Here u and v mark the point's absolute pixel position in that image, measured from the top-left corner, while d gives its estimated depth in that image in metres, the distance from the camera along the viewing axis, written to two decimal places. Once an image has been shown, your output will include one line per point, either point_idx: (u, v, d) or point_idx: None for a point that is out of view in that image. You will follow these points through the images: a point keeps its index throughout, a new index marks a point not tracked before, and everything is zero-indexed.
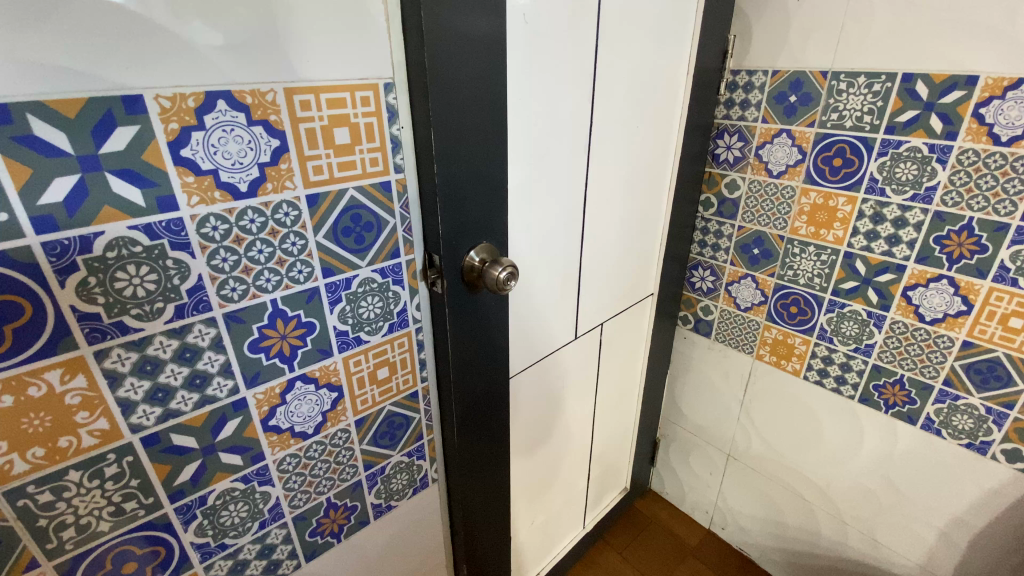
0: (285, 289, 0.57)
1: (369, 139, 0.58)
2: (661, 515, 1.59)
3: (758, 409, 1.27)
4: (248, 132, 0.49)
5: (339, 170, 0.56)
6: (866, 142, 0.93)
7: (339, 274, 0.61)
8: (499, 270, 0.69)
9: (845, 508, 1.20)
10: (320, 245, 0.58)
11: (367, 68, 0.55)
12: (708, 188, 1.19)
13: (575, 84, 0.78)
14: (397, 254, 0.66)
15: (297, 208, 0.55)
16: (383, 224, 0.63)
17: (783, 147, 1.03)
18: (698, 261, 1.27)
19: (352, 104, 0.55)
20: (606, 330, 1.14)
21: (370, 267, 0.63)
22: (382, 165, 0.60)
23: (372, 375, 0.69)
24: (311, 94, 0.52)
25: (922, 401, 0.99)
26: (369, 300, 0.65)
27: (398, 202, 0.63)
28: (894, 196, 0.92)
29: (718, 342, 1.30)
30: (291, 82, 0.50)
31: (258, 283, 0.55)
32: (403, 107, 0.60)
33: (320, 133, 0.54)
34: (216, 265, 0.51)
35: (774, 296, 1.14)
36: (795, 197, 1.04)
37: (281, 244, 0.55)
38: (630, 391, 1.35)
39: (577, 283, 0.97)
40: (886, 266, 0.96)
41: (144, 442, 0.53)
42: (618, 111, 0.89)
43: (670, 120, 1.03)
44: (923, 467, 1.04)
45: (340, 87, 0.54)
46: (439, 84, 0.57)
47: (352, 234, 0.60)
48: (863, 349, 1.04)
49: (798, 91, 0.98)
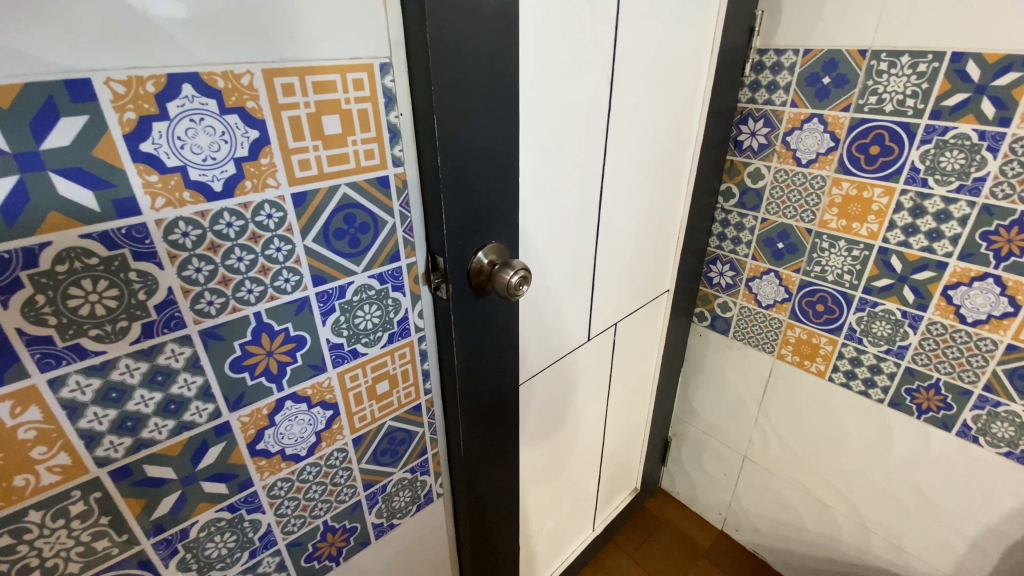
0: (269, 300, 0.50)
1: (363, 128, 0.51)
2: (673, 515, 1.54)
3: (777, 410, 1.21)
4: (221, 122, 0.42)
5: (329, 165, 0.49)
6: (907, 128, 0.85)
7: (332, 281, 0.54)
8: (510, 273, 0.63)
9: (868, 513, 1.14)
10: (308, 250, 0.51)
11: (361, 46, 0.48)
12: (729, 177, 1.11)
13: (593, 65, 0.70)
14: (397, 257, 0.59)
15: (282, 209, 0.48)
16: (382, 224, 0.56)
17: (814, 133, 0.95)
18: (717, 254, 1.20)
19: (343, 88, 0.48)
20: (620, 329, 1.07)
21: (367, 273, 0.57)
22: (379, 157, 0.53)
23: (370, 390, 0.63)
24: (295, 76, 0.45)
25: (959, 406, 0.93)
26: (366, 309, 0.58)
27: (398, 199, 0.56)
28: (937, 187, 0.85)
29: (737, 341, 1.23)
30: (271, 63, 0.43)
31: (239, 294, 0.48)
32: (402, 91, 0.52)
33: (307, 122, 0.47)
34: (188, 276, 0.44)
35: (798, 294, 1.07)
36: (826, 188, 0.97)
37: (265, 250, 0.48)
38: (642, 392, 1.29)
39: (591, 282, 0.90)
40: (925, 263, 0.89)
41: (114, 476, 0.47)
42: (638, 96, 0.81)
43: (692, 104, 0.95)
44: (956, 475, 0.98)
45: (329, 68, 0.46)
46: (443, 66, 0.50)
47: (346, 236, 0.53)
48: (896, 351, 0.98)
49: (833, 72, 0.90)
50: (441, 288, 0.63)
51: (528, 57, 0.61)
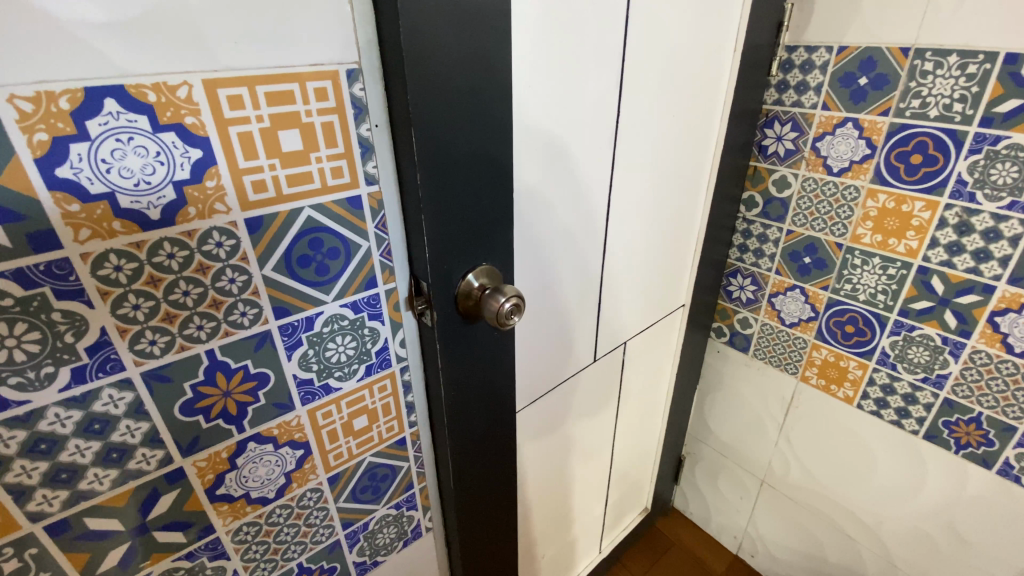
0: (224, 336, 0.45)
1: (328, 143, 0.45)
2: (684, 536, 1.47)
3: (799, 435, 1.13)
4: (155, 141, 0.37)
5: (289, 187, 0.44)
6: (954, 136, 0.76)
7: (297, 313, 0.48)
8: (501, 300, 0.56)
9: (896, 551, 1.05)
10: (267, 280, 0.45)
11: (324, 51, 0.42)
12: (752, 185, 1.03)
13: (599, 67, 0.63)
14: (373, 283, 0.53)
15: (235, 237, 0.42)
16: (354, 249, 0.50)
17: (847, 139, 0.86)
18: (737, 267, 1.12)
19: (302, 100, 0.42)
20: (630, 348, 1.00)
21: (338, 302, 0.51)
22: (349, 176, 0.47)
23: (346, 426, 0.58)
24: (243, 87, 0.39)
25: (1003, 444, 0.84)
26: (338, 341, 0.53)
27: (373, 221, 0.50)
28: (986, 203, 0.75)
29: (757, 359, 1.15)
30: (213, 72, 0.37)
31: (187, 331, 0.43)
32: (375, 101, 0.46)
33: (260, 138, 0.41)
34: (125, 315, 0.39)
35: (826, 313, 0.99)
36: (860, 200, 0.88)
37: (215, 282, 0.43)
38: (654, 410, 1.22)
39: (597, 301, 0.84)
40: (970, 286, 0.80)
41: (51, 531, 0.43)
42: (651, 100, 0.74)
43: (711, 108, 0.87)
44: (998, 518, 0.89)
45: (283, 76, 0.41)
46: (421, 72, 0.44)
47: (312, 263, 0.47)
48: (933, 380, 0.89)
49: (870, 72, 0.81)
50: (425, 316, 0.57)
51: (523, 59, 0.55)
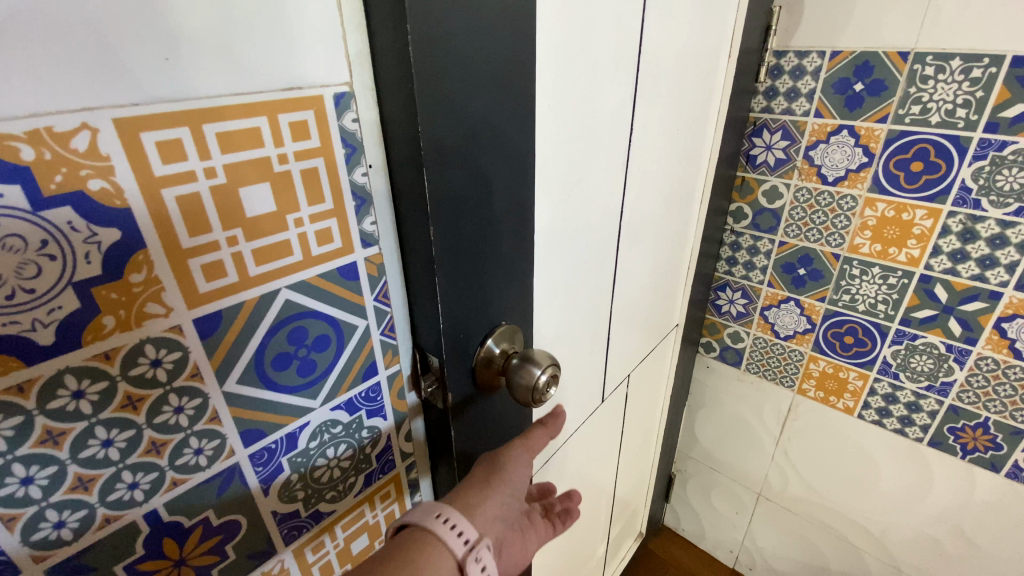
0: (171, 487, 0.31)
1: (310, 198, 0.32)
2: (679, 555, 1.41)
3: (798, 447, 1.10)
4: (39, 224, 0.23)
5: (256, 267, 0.30)
6: (957, 143, 0.73)
7: (275, 432, 0.35)
8: (536, 371, 0.45)
9: (901, 556, 1.04)
10: (230, 397, 0.32)
11: (303, 70, 0.29)
12: (739, 196, 0.98)
13: (617, 77, 0.53)
14: (373, 370, 0.40)
15: (182, 347, 0.29)
16: (348, 333, 0.37)
17: (843, 147, 0.83)
18: (725, 280, 1.07)
19: (272, 142, 0.29)
20: (632, 379, 0.92)
21: (329, 405, 0.38)
22: (340, 239, 0.34)
23: (343, 553, 0.44)
24: (184, 127, 0.26)
25: (1010, 447, 0.84)
26: (330, 455, 0.39)
27: (372, 292, 0.37)
28: (993, 210, 0.74)
29: (750, 374, 1.11)
30: (132, 108, 0.24)
31: (113, 496, 0.29)
32: (371, 133, 0.34)
33: (210, 199, 0.27)
34: (8, 496, 0.25)
35: (823, 324, 0.96)
36: (857, 209, 0.85)
37: (152, 418, 0.29)
38: (649, 436, 1.15)
39: (606, 338, 0.74)
40: (975, 293, 0.79)
41: None
42: (660, 111, 0.65)
43: (707, 118, 0.80)
44: (1006, 519, 0.89)
45: (243, 109, 0.27)
46: (437, 99, 0.32)
47: (292, 361, 0.34)
48: (938, 388, 0.87)
49: (867, 77, 0.77)
50: (437, 403, 0.44)
51: (549, 70, 0.43)
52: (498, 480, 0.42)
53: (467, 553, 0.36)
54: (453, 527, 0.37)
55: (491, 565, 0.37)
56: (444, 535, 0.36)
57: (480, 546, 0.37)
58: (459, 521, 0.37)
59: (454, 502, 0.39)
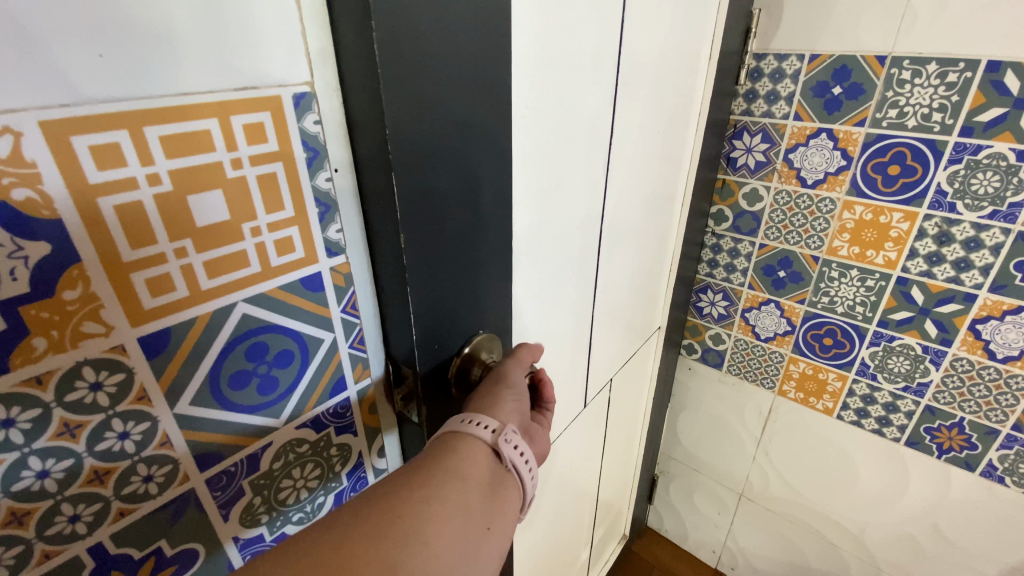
0: (117, 518, 0.29)
1: (268, 206, 0.30)
2: (662, 556, 1.41)
3: (779, 448, 1.10)
4: None
5: (209, 280, 0.28)
6: (933, 146, 0.74)
7: (234, 455, 0.33)
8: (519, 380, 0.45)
9: (880, 554, 1.06)
10: (183, 420, 0.29)
11: (258, 69, 0.27)
12: (720, 199, 0.97)
13: (597, 80, 0.52)
14: (342, 385, 0.38)
15: (125, 368, 0.26)
16: (313, 347, 0.35)
17: (821, 150, 0.83)
18: (707, 282, 1.06)
19: (224, 146, 0.27)
20: (614, 382, 0.91)
21: (293, 423, 0.35)
22: (302, 249, 0.32)
23: None
24: (123, 130, 0.23)
25: (985, 446, 0.85)
26: (296, 474, 0.37)
27: (339, 304, 0.35)
28: (967, 213, 0.74)
29: (731, 375, 1.11)
30: (62, 109, 0.22)
31: (52, 531, 0.27)
32: (335, 136, 0.32)
33: (154, 207, 0.25)
34: None
35: (803, 326, 0.96)
36: (836, 212, 0.85)
37: (95, 445, 0.27)
38: (632, 439, 1.14)
39: (587, 343, 0.73)
40: (951, 295, 0.80)
41: None
42: (640, 114, 0.64)
43: (688, 120, 0.79)
44: (981, 517, 0.90)
45: (191, 110, 0.25)
46: (406, 101, 0.30)
47: (252, 380, 0.32)
48: (914, 388, 0.88)
49: (845, 81, 0.77)
50: (412, 416, 0.42)
51: (526, 70, 0.42)
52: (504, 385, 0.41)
53: (496, 440, 0.37)
54: (478, 423, 0.38)
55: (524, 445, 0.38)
56: (472, 431, 0.37)
57: (508, 432, 0.38)
58: (482, 417, 0.38)
59: (471, 406, 0.40)
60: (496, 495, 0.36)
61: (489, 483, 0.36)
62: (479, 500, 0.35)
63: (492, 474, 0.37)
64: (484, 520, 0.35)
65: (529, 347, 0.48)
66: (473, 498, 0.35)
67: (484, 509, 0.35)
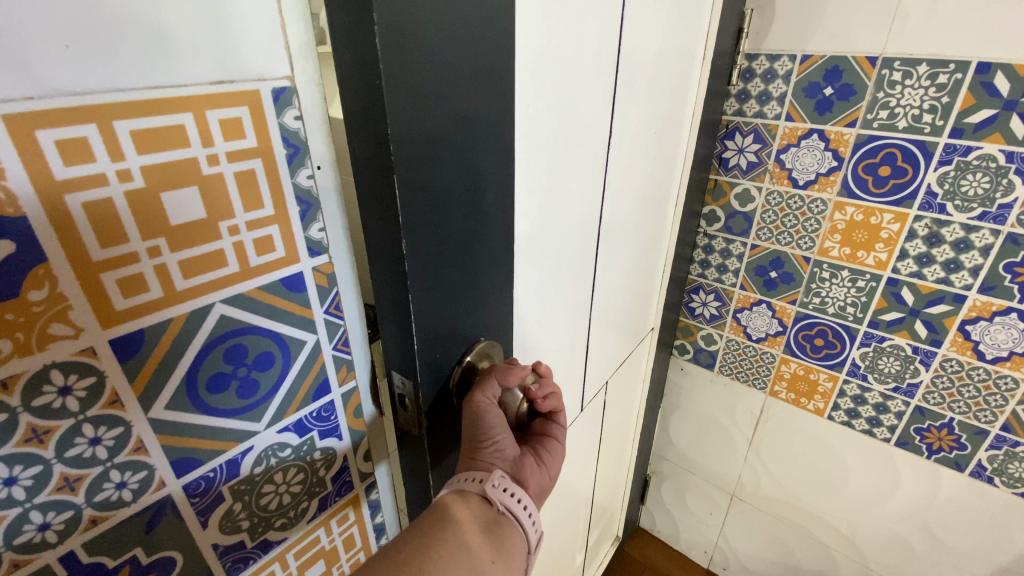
0: (89, 526, 0.28)
1: (246, 204, 0.29)
2: (654, 557, 1.41)
3: (771, 448, 1.10)
4: None
5: (185, 280, 0.27)
6: (923, 147, 0.74)
7: (212, 460, 0.32)
8: (516, 395, 0.43)
9: (870, 554, 1.06)
10: (158, 425, 0.29)
11: (235, 62, 0.26)
12: (712, 199, 0.97)
13: (597, 80, 0.51)
14: (325, 387, 0.37)
15: (96, 371, 0.26)
16: (295, 349, 0.34)
17: (813, 151, 0.83)
18: (699, 283, 1.06)
19: (200, 141, 0.26)
20: (610, 384, 0.91)
21: (274, 428, 0.35)
22: (282, 248, 0.31)
23: None
24: (92, 125, 0.23)
25: (974, 446, 0.86)
26: (278, 480, 0.36)
27: (322, 304, 0.35)
28: (957, 214, 0.75)
29: (723, 375, 1.11)
30: (26, 102, 0.21)
31: (21, 539, 0.26)
32: (317, 132, 0.31)
33: (125, 205, 0.24)
34: None
35: (794, 327, 0.96)
36: (827, 213, 0.85)
37: (63, 452, 0.26)
38: (625, 440, 1.14)
39: (584, 344, 0.72)
40: (941, 296, 0.80)
41: None
42: (638, 114, 0.63)
43: (682, 121, 0.79)
44: (970, 517, 0.91)
45: (165, 104, 0.24)
46: (406, 97, 0.29)
47: (231, 383, 0.31)
48: (904, 389, 0.88)
49: (836, 82, 0.77)
50: (411, 428, 0.41)
51: (526, 69, 0.41)
52: (483, 428, 0.40)
53: (487, 487, 0.38)
54: (468, 477, 0.39)
55: (517, 489, 0.39)
56: (463, 488, 0.38)
57: (495, 478, 0.38)
58: (470, 471, 0.39)
59: (464, 458, 0.41)
60: (502, 539, 0.37)
61: (487, 526, 0.37)
62: (479, 543, 0.36)
63: (489, 518, 0.37)
64: (498, 562, 0.36)
65: (518, 369, 0.43)
66: (473, 539, 0.36)
67: (494, 553, 0.37)
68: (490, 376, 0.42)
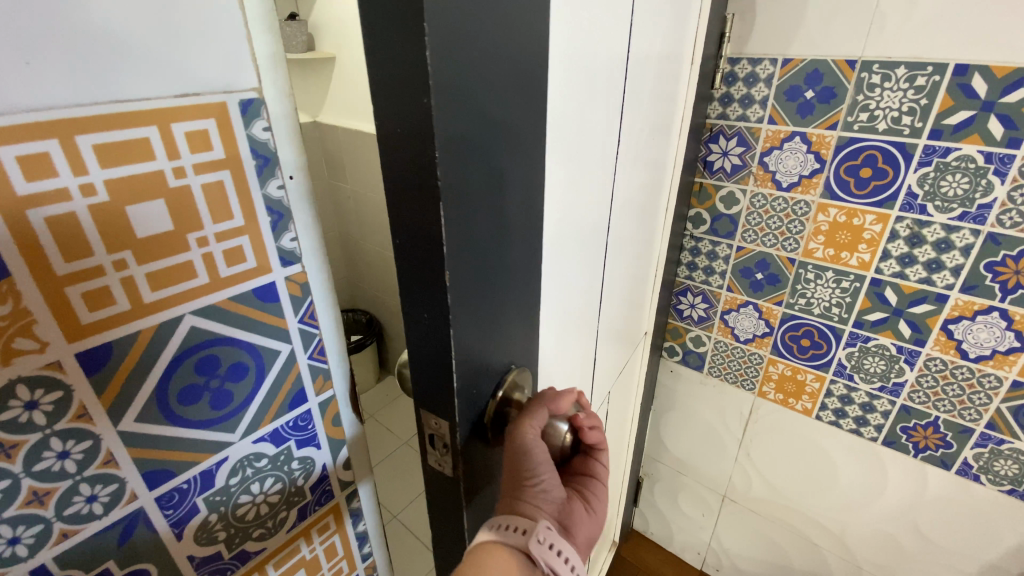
0: (59, 540, 0.28)
1: (215, 215, 0.29)
2: (649, 559, 1.41)
3: (761, 449, 1.11)
4: None
5: (153, 292, 0.27)
6: (903, 149, 0.75)
7: (185, 471, 0.32)
8: (562, 426, 0.42)
9: (861, 553, 1.07)
10: (128, 437, 0.29)
11: (202, 75, 0.26)
12: (697, 202, 0.98)
13: (609, 93, 0.51)
14: (302, 396, 0.37)
15: (63, 385, 0.25)
16: (269, 359, 0.34)
17: (795, 154, 0.84)
18: (686, 285, 1.07)
19: (166, 154, 0.26)
20: (612, 398, 0.92)
21: (250, 438, 0.35)
22: (254, 258, 0.31)
23: None
24: (54, 139, 0.23)
25: (960, 445, 0.86)
26: (255, 492, 0.36)
27: (296, 314, 0.35)
28: (937, 214, 0.75)
29: (712, 377, 1.11)
30: None
31: None
32: (287, 143, 0.31)
33: (89, 219, 0.25)
34: None
35: (781, 328, 0.97)
36: (810, 214, 0.86)
37: (31, 466, 0.26)
38: (623, 445, 1.13)
39: (592, 353, 0.72)
40: (923, 296, 0.81)
41: None
42: (638, 122, 0.63)
43: (672, 125, 0.79)
44: (959, 515, 0.91)
45: (129, 118, 0.25)
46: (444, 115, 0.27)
47: (203, 394, 0.31)
48: (890, 388, 0.89)
49: (816, 85, 0.78)
50: (447, 469, 0.40)
51: (556, 85, 0.40)
52: (531, 468, 0.39)
53: (532, 541, 0.37)
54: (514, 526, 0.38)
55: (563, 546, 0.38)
56: (507, 538, 0.38)
57: (541, 531, 0.37)
58: (517, 520, 0.38)
59: (510, 502, 0.40)
60: None
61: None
62: None
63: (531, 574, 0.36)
64: None
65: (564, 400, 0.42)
66: None
67: None
68: (539, 407, 0.41)
